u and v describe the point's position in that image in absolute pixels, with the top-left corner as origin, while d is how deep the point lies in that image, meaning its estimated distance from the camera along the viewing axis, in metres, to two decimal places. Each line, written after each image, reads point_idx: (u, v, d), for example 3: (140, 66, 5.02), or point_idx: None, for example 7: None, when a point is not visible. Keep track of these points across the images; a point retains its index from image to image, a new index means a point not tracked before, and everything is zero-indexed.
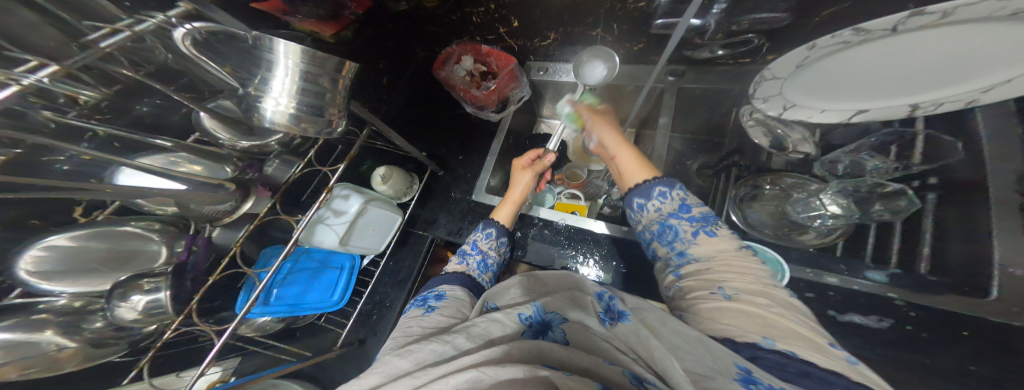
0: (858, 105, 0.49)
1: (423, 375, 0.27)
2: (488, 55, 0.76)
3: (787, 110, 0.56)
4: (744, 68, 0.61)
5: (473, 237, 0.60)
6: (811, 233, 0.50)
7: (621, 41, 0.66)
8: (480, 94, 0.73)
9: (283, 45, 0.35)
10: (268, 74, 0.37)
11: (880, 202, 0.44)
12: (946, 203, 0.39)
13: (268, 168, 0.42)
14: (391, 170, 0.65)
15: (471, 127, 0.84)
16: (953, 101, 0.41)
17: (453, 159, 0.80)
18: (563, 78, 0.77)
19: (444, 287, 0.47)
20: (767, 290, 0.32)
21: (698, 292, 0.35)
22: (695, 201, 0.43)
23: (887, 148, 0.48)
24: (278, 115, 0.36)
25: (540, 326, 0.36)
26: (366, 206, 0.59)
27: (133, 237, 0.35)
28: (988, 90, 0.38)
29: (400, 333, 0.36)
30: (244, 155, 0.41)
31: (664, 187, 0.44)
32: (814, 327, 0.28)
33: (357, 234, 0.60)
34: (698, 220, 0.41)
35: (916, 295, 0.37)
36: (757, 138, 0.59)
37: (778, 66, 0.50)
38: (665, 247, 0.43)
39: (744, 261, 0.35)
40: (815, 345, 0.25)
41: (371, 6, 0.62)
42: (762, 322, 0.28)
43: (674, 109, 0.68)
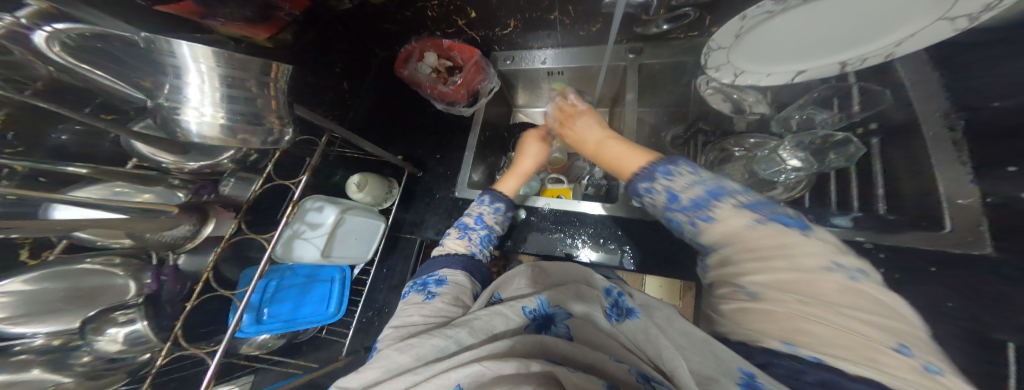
0: (796, 66, 0.49)
1: (426, 371, 0.28)
2: (451, 50, 0.75)
3: (738, 77, 0.55)
4: (694, 42, 0.63)
5: (479, 211, 0.59)
6: (780, 188, 0.51)
7: (577, 24, 0.66)
8: (448, 90, 0.73)
9: (187, 48, 0.32)
10: (179, 82, 0.34)
11: (833, 150, 0.45)
12: (888, 146, 0.42)
13: (223, 188, 0.42)
14: (365, 177, 0.63)
15: (445, 124, 0.82)
16: (874, 55, 0.43)
17: (430, 159, 0.79)
18: (532, 65, 0.77)
19: (445, 271, 0.47)
20: (808, 279, 0.25)
21: (723, 290, 0.31)
22: (692, 180, 0.34)
23: (829, 101, 0.50)
24: (204, 129, 0.34)
25: (543, 320, 0.38)
26: (343, 217, 0.58)
27: (93, 273, 0.35)
28: (901, 42, 0.40)
29: (401, 323, 0.38)
30: (192, 177, 0.40)
31: (647, 181, 0.37)
32: (872, 319, 0.23)
33: (339, 244, 0.59)
34: (693, 206, 0.33)
35: (882, 236, 0.39)
36: (718, 105, 0.60)
37: (722, 35, 0.51)
38: (678, 237, 0.37)
39: (773, 240, 0.28)
40: (868, 349, 0.21)
41: (309, 6, 0.60)
42: (793, 327, 0.24)
43: (638, 84, 0.68)
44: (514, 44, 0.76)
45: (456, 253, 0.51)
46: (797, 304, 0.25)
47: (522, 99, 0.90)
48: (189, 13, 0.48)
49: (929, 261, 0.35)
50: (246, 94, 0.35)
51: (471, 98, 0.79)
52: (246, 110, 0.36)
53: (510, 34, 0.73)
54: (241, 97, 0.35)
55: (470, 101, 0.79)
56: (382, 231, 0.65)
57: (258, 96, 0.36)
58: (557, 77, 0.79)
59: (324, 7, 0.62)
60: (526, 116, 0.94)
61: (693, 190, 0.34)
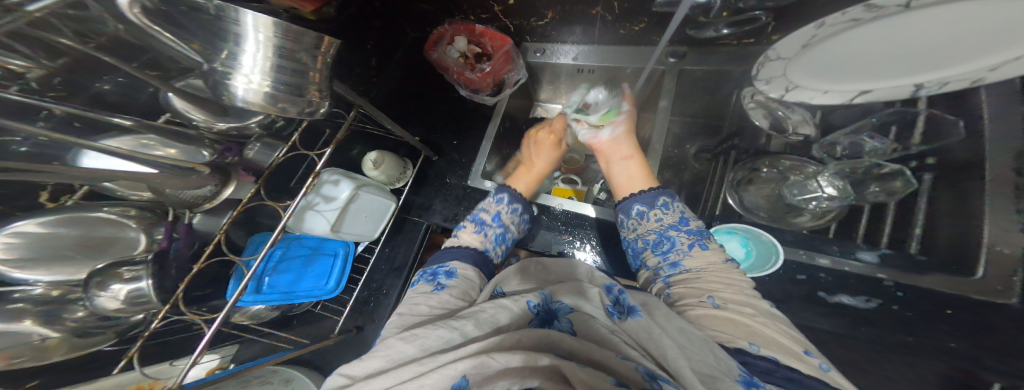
0: (860, 86, 0.47)
1: (431, 361, 0.27)
2: (482, 36, 0.74)
3: (789, 92, 0.54)
4: (748, 50, 0.60)
5: (495, 209, 0.57)
6: (806, 215, 0.51)
7: (620, 21, 0.64)
8: (474, 77, 0.72)
9: (250, 16, 0.33)
10: (239, 50, 0.35)
11: (874, 183, 0.44)
12: (939, 186, 0.40)
13: (249, 152, 0.40)
14: (383, 155, 0.64)
15: (466, 113, 0.81)
16: (960, 79, 0.39)
17: (447, 145, 0.78)
18: (562, 61, 0.75)
19: (456, 264, 0.46)
20: (749, 299, 0.33)
21: (687, 299, 0.36)
22: (693, 219, 0.46)
23: (886, 129, 0.47)
24: (248, 95, 0.34)
25: (546, 315, 0.37)
26: (356, 192, 0.58)
27: (106, 223, 0.34)
28: (995, 68, 0.36)
29: (407, 311, 0.36)
30: (219, 137, 0.39)
31: (664, 198, 0.47)
32: (795, 336, 0.29)
33: (349, 220, 0.59)
34: (694, 234, 0.43)
35: (904, 274, 0.38)
36: (758, 121, 0.57)
37: (784, 45, 0.50)
38: (656, 256, 0.44)
39: (727, 273, 0.38)
40: (792, 350, 0.27)
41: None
42: (747, 329, 0.29)
43: (674, 92, 0.66)
44: (547, 36, 0.74)
45: (474, 248, 0.51)
46: (751, 315, 0.31)
47: (546, 94, 0.88)
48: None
49: (945, 303, 0.34)
50: (297, 66, 0.36)
51: (496, 87, 0.78)
52: (292, 82, 0.35)
53: (546, 26, 0.70)
54: (290, 69, 0.35)
55: (493, 91, 0.78)
56: (393, 212, 0.64)
57: (309, 70, 0.36)
58: (587, 76, 0.77)
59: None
60: (546, 111, 0.92)
61: (692, 224, 0.44)
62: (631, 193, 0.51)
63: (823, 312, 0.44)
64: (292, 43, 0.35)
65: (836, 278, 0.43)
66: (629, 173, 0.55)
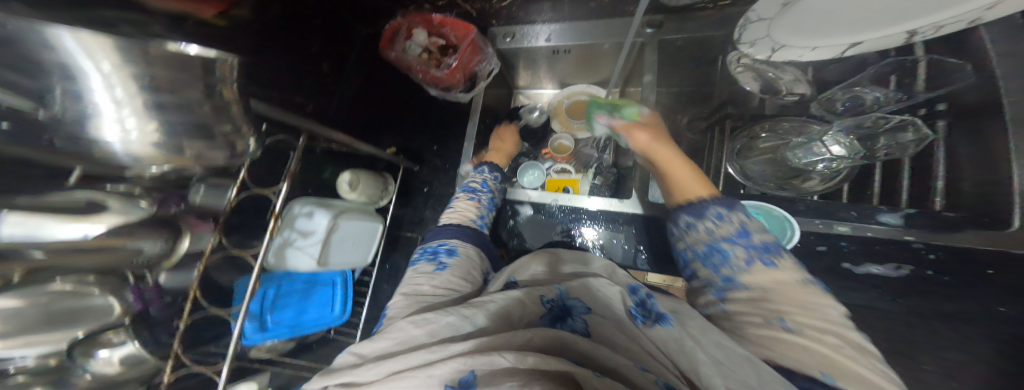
0: (850, 38, 0.42)
1: (440, 349, 0.26)
2: (442, 26, 0.70)
3: (775, 53, 0.49)
4: (726, 12, 0.57)
5: (472, 180, 0.64)
6: (814, 179, 0.46)
7: None
8: (441, 74, 0.68)
9: (63, 35, 0.18)
10: (74, 84, 0.21)
11: (882, 138, 0.41)
12: (957, 131, 0.36)
13: (194, 196, 0.35)
14: (357, 175, 0.58)
15: (439, 111, 0.79)
16: (954, 22, 0.34)
17: (427, 150, 0.78)
18: (537, 43, 0.69)
19: (454, 242, 0.50)
20: (837, 330, 0.26)
21: (746, 319, 0.30)
22: (758, 226, 0.34)
23: (886, 79, 0.43)
24: (133, 148, 0.24)
25: (559, 312, 0.36)
26: (336, 222, 0.54)
27: (68, 295, 0.28)
28: (993, 6, 0.31)
29: (413, 290, 0.40)
30: (158, 184, 0.31)
31: (723, 208, 0.36)
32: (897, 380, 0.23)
33: (335, 250, 0.56)
34: (754, 247, 0.33)
35: (939, 236, 0.36)
36: (747, 85, 0.53)
37: (763, 5, 0.46)
38: (707, 269, 0.36)
39: (806, 297, 0.29)
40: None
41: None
42: (825, 360, 0.24)
43: (657, 65, 0.62)
44: (515, 18, 0.69)
45: (461, 225, 0.55)
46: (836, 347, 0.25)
47: (524, 81, 0.84)
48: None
49: (988, 262, 0.32)
50: (184, 99, 0.25)
51: (468, 82, 0.74)
52: (191, 122, 0.26)
53: (510, 7, 0.67)
54: (174, 103, 0.24)
55: (466, 86, 0.74)
56: (381, 232, 0.65)
57: (203, 103, 0.26)
58: (563, 56, 0.72)
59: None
60: (527, 99, 0.88)
61: (758, 232, 0.33)
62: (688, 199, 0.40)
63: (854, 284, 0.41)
64: (162, 69, 0.22)
65: (858, 245, 0.41)
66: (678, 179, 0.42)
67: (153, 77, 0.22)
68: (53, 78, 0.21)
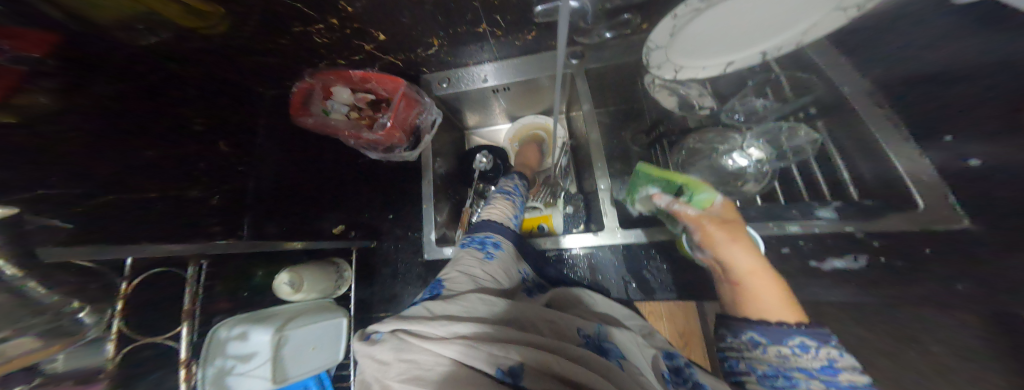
0: (726, 57, 0.51)
1: (500, 332, 0.30)
2: (365, 81, 0.66)
3: (679, 73, 0.56)
4: (631, 40, 0.60)
5: (512, 182, 0.63)
6: (751, 181, 0.54)
7: (512, 35, 0.59)
8: (379, 136, 0.64)
9: None
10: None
11: (790, 139, 0.50)
12: (834, 126, 0.46)
13: (52, 364, 0.28)
14: (300, 274, 0.52)
15: (386, 174, 0.72)
16: (788, 44, 0.46)
17: (382, 220, 0.70)
18: (478, 81, 0.68)
19: (500, 237, 0.48)
20: None
21: None
22: (849, 365, 0.30)
23: (763, 91, 0.55)
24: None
25: (597, 347, 0.36)
26: (283, 333, 0.47)
27: None
28: (807, 32, 0.44)
29: (464, 269, 0.41)
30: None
31: (806, 336, 0.32)
32: None
33: (292, 361, 0.49)
34: (841, 388, 0.29)
35: (868, 223, 0.41)
36: (666, 100, 0.62)
37: (657, 35, 0.52)
38: (763, 388, 0.32)
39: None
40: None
41: (64, 41, 0.35)
42: None
43: (590, 94, 0.65)
44: (446, 64, 0.67)
45: (501, 221, 0.51)
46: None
47: (473, 122, 0.82)
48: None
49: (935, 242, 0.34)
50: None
51: (411, 137, 0.70)
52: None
53: (438, 54, 0.64)
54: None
55: (410, 142, 0.70)
56: (348, 323, 0.59)
57: None
58: (505, 94, 0.72)
59: (100, 43, 0.39)
60: (482, 137, 0.86)
61: (849, 371, 0.29)
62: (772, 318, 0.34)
63: (825, 283, 0.43)
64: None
65: (815, 242, 0.46)
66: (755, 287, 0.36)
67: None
68: None
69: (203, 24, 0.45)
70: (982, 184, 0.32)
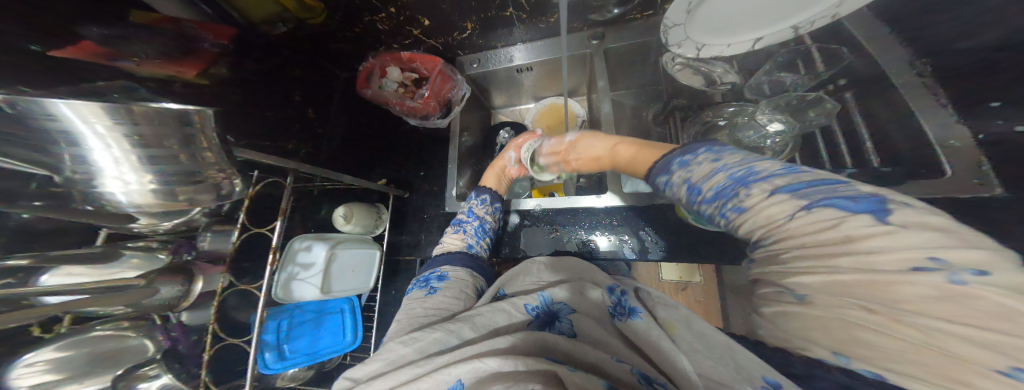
0: (753, 34, 0.54)
1: (426, 365, 0.30)
2: (412, 61, 0.77)
3: (701, 51, 0.58)
4: (651, 20, 0.63)
5: (469, 205, 0.65)
6: (768, 154, 0.54)
7: (536, 17, 0.66)
8: (417, 104, 0.75)
9: (65, 106, 0.23)
10: (81, 149, 0.26)
11: (813, 110, 0.47)
12: (863, 97, 0.44)
13: (201, 244, 0.43)
14: (351, 209, 0.65)
15: (421, 139, 0.86)
16: (822, 17, 0.47)
17: (415, 178, 0.83)
18: (502, 64, 0.76)
19: (446, 267, 0.51)
20: (881, 281, 0.17)
21: (763, 291, 0.25)
22: (704, 171, 0.30)
23: (794, 64, 0.52)
24: (134, 198, 0.29)
25: (546, 317, 0.37)
26: (333, 251, 0.60)
27: (107, 338, 0.35)
28: (841, 4, 0.45)
29: (405, 316, 0.41)
30: (172, 236, 0.42)
31: (665, 177, 0.35)
32: (1011, 337, 0.14)
33: (337, 279, 0.62)
34: (715, 199, 0.28)
35: (880, 190, 0.41)
36: (688, 80, 0.62)
37: (673, 14, 0.53)
38: (713, 232, 0.32)
39: (827, 233, 0.20)
40: (951, 374, 0.15)
41: (237, 33, 0.56)
42: (839, 334, 0.19)
43: (607, 70, 0.68)
44: (477, 46, 0.76)
45: (460, 251, 0.56)
46: (854, 311, 0.18)
47: (500, 101, 0.90)
48: (90, 56, 0.37)
49: (943, 211, 0.36)
50: (171, 151, 0.29)
51: (444, 108, 0.80)
52: (179, 170, 0.30)
53: (471, 37, 0.73)
54: (166, 156, 0.28)
55: (443, 112, 0.80)
56: (379, 258, 0.70)
57: (188, 153, 0.30)
58: (528, 74, 0.79)
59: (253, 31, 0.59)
60: (506, 115, 0.93)
61: (719, 179, 0.28)
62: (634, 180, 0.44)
63: None
64: (148, 127, 0.26)
65: None
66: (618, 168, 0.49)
67: (140, 134, 0.26)
68: (63, 148, 0.25)
69: (310, 15, 0.61)
70: (1023, 154, 0.31)
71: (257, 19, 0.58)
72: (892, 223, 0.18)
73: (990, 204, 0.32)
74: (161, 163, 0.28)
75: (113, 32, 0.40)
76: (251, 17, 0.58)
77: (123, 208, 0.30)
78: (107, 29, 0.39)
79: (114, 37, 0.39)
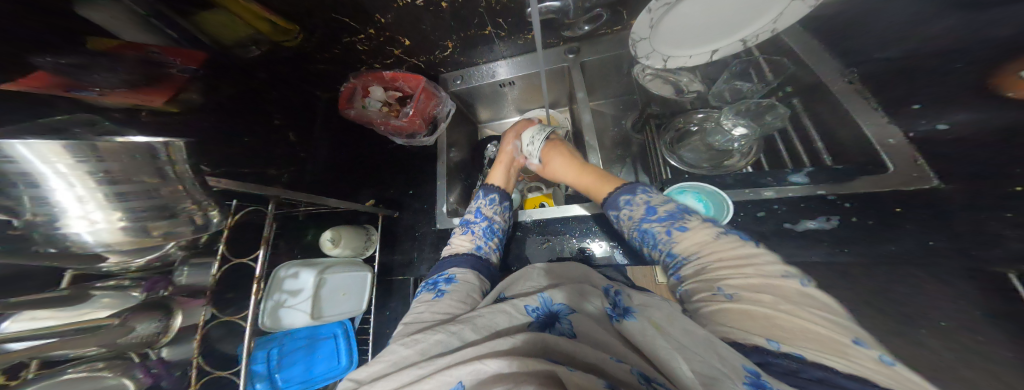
0: (709, 46, 0.57)
1: (429, 366, 0.30)
2: (395, 80, 0.78)
3: (668, 62, 0.60)
4: (621, 35, 0.67)
5: (477, 205, 0.65)
6: (737, 156, 0.57)
7: (513, 35, 0.69)
8: (403, 123, 0.75)
9: (26, 146, 0.22)
10: (39, 190, 0.24)
11: (768, 114, 0.51)
12: (809, 105, 0.49)
13: (179, 278, 0.41)
14: (339, 232, 0.64)
15: (409, 156, 0.86)
16: (764, 31, 0.51)
17: (403, 195, 0.83)
18: (484, 80, 0.79)
19: (454, 270, 0.51)
20: (774, 283, 0.31)
21: (701, 295, 0.34)
22: (661, 200, 0.47)
23: (747, 73, 0.57)
24: (102, 237, 0.27)
25: (547, 318, 0.38)
26: (322, 277, 0.60)
27: (84, 379, 0.33)
28: (777, 20, 0.49)
29: (412, 319, 0.41)
30: (146, 273, 0.40)
31: (628, 195, 0.50)
32: (836, 320, 0.27)
33: (327, 303, 0.61)
34: (667, 218, 0.44)
35: (839, 187, 0.45)
36: (659, 89, 0.65)
37: (638, 29, 0.53)
38: (654, 250, 0.45)
39: (735, 251, 0.36)
40: (831, 340, 0.25)
41: (208, 57, 0.55)
42: (768, 323, 0.28)
43: (584, 82, 0.71)
44: (458, 64, 0.78)
45: (467, 252, 0.56)
46: (771, 303, 0.29)
47: (485, 115, 0.92)
48: (48, 88, 0.36)
49: (895, 202, 0.39)
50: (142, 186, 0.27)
51: (430, 125, 0.81)
52: (152, 204, 0.28)
53: (452, 55, 0.75)
54: (136, 191, 0.27)
55: (429, 129, 0.82)
56: (370, 280, 0.69)
57: (161, 186, 0.29)
58: (510, 88, 0.81)
59: (225, 55, 0.59)
60: (492, 129, 0.95)
61: (663, 205, 0.46)
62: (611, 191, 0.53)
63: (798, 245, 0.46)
64: (115, 163, 0.25)
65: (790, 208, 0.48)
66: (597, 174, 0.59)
67: (108, 170, 0.25)
68: (16, 190, 0.23)
69: (285, 37, 0.62)
70: (945, 150, 0.36)
71: (229, 42, 0.58)
72: (762, 248, 0.36)
73: (933, 198, 0.36)
74: (132, 199, 0.27)
75: (71, 61, 0.38)
76: (224, 41, 0.57)
77: (94, 249, 0.28)
78: (64, 57, 0.37)
79: (72, 65, 0.38)
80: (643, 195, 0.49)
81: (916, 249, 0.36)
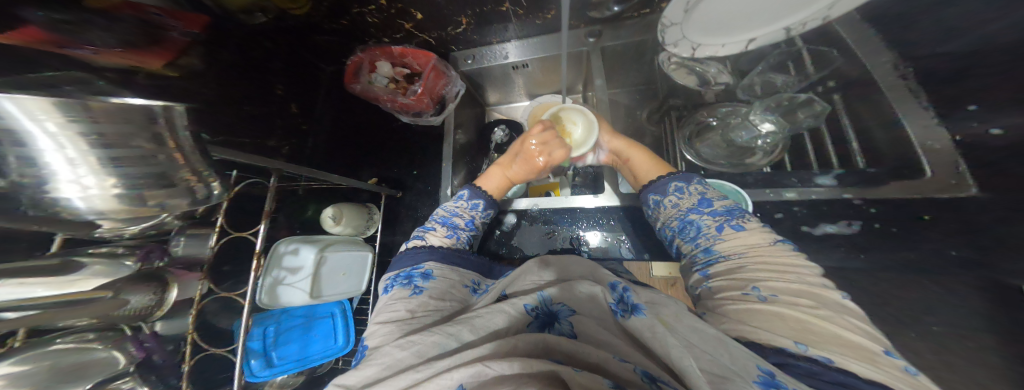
0: (747, 35, 0.54)
1: (427, 368, 0.28)
2: (404, 56, 0.74)
3: (696, 50, 0.58)
4: (647, 20, 0.64)
5: (457, 207, 0.58)
6: (759, 153, 0.55)
7: (532, 14, 0.65)
8: (410, 101, 0.72)
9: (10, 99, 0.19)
10: (24, 150, 0.21)
11: (801, 110, 0.49)
12: (850, 100, 0.48)
13: (175, 249, 0.40)
14: (340, 209, 0.62)
15: (415, 137, 0.84)
16: (814, 19, 0.48)
17: (407, 176, 0.81)
18: (496, 61, 0.75)
19: (429, 263, 0.47)
20: (814, 291, 0.29)
21: (729, 293, 0.32)
22: (716, 195, 0.43)
23: (784, 65, 0.55)
24: (94, 204, 0.24)
25: (546, 317, 0.37)
26: (322, 254, 0.58)
27: (73, 351, 0.31)
28: (832, 6, 0.45)
29: (389, 317, 0.38)
30: (135, 242, 0.37)
31: (681, 182, 0.46)
32: (869, 332, 0.26)
33: (326, 283, 0.59)
34: (721, 214, 0.40)
35: (867, 190, 0.43)
36: (683, 79, 0.62)
37: (672, 13, 0.53)
38: (687, 243, 0.41)
39: (783, 256, 0.33)
40: (866, 352, 0.23)
41: (209, 21, 0.52)
42: (800, 326, 0.26)
43: (604, 69, 0.68)
44: (472, 41, 0.74)
45: (449, 246, 0.52)
46: (809, 308, 0.27)
47: (494, 98, 0.89)
48: (39, 43, 0.33)
49: (921, 210, 0.38)
50: (139, 152, 0.24)
51: (438, 105, 0.78)
52: (151, 172, 0.26)
53: (465, 32, 0.71)
54: (135, 157, 0.24)
55: (437, 109, 0.78)
56: (371, 260, 0.67)
57: (158, 153, 0.26)
58: (524, 71, 0.77)
59: (230, 21, 0.55)
60: (501, 113, 0.92)
61: (718, 200, 0.41)
62: (649, 182, 0.51)
63: None
64: (110, 124, 0.22)
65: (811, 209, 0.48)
66: (637, 165, 0.55)
67: (100, 133, 0.22)
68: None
69: (292, 5, 0.58)
70: (992, 156, 0.33)
71: (235, 8, 0.54)
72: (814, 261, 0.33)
73: (964, 206, 0.34)
74: (127, 166, 0.24)
75: (64, 17, 0.35)
76: (227, 7, 0.53)
77: (84, 216, 0.25)
78: (56, 14, 0.34)
79: (66, 23, 0.35)
80: (698, 187, 0.45)
81: (935, 259, 0.35)
